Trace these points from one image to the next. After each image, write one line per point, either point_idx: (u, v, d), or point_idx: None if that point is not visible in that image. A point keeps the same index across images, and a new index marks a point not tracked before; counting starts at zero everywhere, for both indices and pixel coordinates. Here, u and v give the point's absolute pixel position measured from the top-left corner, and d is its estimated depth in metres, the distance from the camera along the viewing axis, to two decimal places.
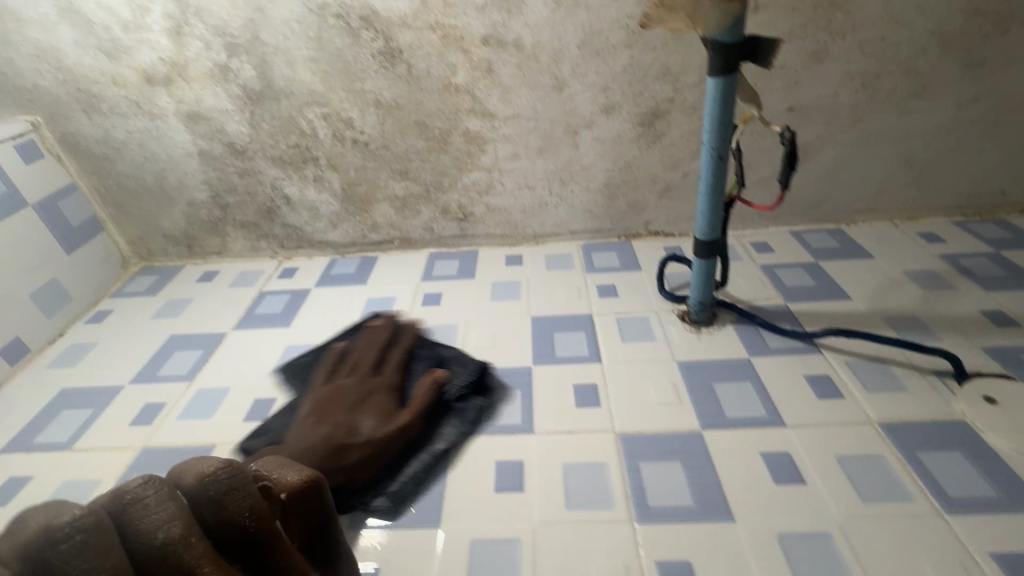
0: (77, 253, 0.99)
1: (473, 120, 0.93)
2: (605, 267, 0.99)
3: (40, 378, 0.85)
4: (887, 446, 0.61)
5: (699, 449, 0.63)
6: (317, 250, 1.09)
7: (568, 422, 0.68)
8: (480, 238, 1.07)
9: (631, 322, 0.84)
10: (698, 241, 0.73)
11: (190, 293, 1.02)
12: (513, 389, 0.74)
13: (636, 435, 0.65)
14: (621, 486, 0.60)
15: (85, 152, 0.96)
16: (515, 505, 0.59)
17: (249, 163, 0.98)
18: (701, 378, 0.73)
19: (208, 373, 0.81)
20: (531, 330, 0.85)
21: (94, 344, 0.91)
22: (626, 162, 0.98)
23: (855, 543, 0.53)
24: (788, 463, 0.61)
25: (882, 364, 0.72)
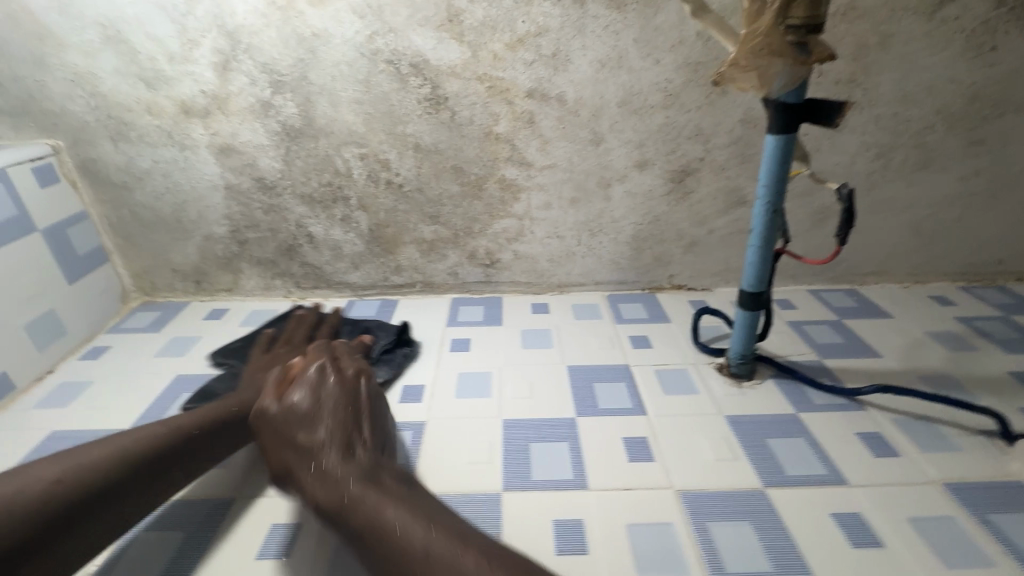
0: (79, 283, 0.92)
1: (509, 168, 0.94)
2: (634, 318, 0.98)
3: (26, 419, 0.76)
4: (956, 507, 0.60)
5: (766, 509, 0.60)
6: (334, 290, 1.06)
7: (623, 478, 0.64)
8: (505, 285, 1.06)
9: (669, 373, 0.83)
10: (746, 292, 0.74)
11: (197, 331, 0.96)
12: (558, 441, 0.70)
13: (697, 493, 0.62)
14: (693, 549, 0.56)
15: (104, 179, 0.92)
16: (581, 569, 0.54)
17: (276, 199, 0.95)
18: (753, 433, 0.71)
19: None
20: (568, 379, 0.82)
21: (89, 383, 0.83)
22: (656, 216, 0.99)
23: None
24: (859, 525, 0.58)
25: (930, 422, 0.72)
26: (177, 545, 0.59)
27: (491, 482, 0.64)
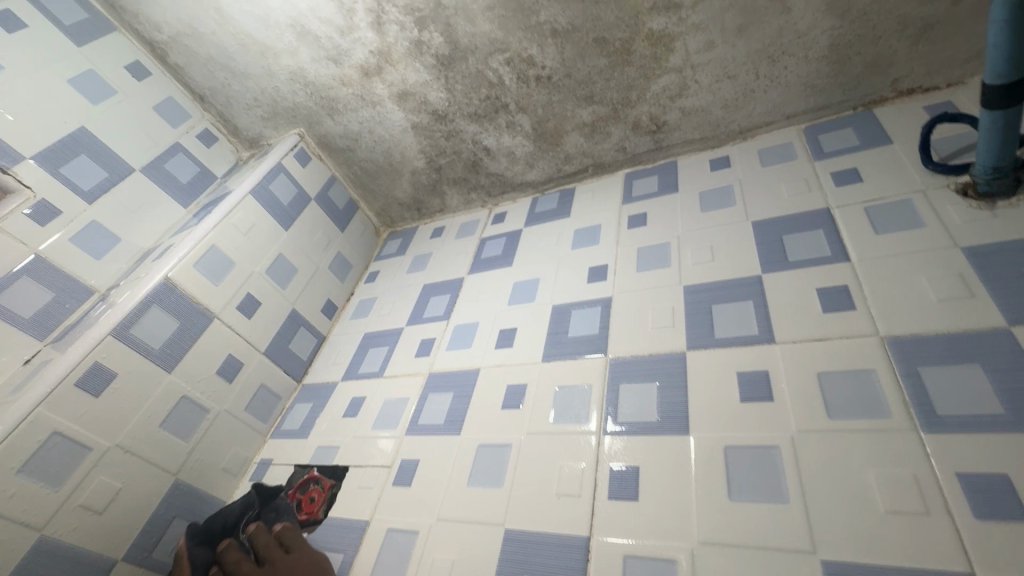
0: (347, 229, 1.26)
1: (657, 18, 0.85)
2: (841, 148, 0.83)
3: (347, 327, 1.12)
4: None
5: (1007, 349, 0.52)
6: (519, 192, 1.18)
7: (817, 328, 0.62)
8: (678, 147, 1.01)
9: (883, 209, 0.71)
10: (992, 87, 0.57)
11: (428, 248, 1.21)
12: (743, 299, 0.71)
13: (911, 338, 0.57)
14: (897, 393, 0.53)
15: (336, 147, 1.20)
16: (768, 412, 0.58)
17: (451, 125, 1.08)
18: (1002, 263, 0.58)
19: (459, 312, 0.98)
20: (753, 236, 0.78)
21: (375, 298, 1.16)
22: (862, 9, 0.78)
23: None
24: None
25: None
26: (451, 400, 0.81)
27: (676, 343, 0.70)
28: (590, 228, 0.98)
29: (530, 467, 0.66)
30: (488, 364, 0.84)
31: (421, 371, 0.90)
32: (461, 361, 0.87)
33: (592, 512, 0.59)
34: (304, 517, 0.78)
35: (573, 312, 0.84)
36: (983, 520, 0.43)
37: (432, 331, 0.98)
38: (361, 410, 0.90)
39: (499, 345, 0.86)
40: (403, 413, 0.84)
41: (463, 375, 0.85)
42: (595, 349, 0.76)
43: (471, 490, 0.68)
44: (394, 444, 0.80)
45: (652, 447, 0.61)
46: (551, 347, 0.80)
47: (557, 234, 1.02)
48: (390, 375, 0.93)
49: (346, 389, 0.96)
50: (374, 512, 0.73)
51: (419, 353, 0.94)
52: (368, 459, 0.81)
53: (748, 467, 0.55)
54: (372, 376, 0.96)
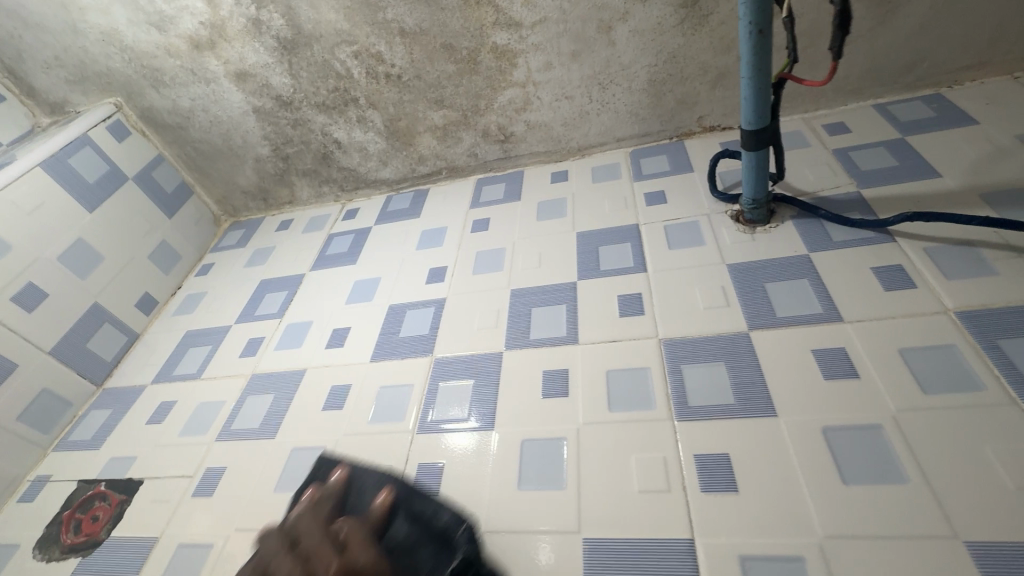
0: (176, 215, 1.13)
1: (499, 33, 0.89)
2: (655, 172, 0.94)
3: (168, 324, 1.01)
4: (960, 335, 0.56)
5: (744, 349, 0.62)
6: (373, 189, 1.15)
7: (613, 332, 0.69)
8: (525, 158, 1.06)
9: (678, 228, 0.81)
10: (746, 131, 0.68)
11: (272, 241, 1.14)
12: (558, 303, 0.76)
13: (680, 340, 0.66)
14: (662, 388, 0.61)
15: (164, 124, 1.08)
16: (560, 407, 0.63)
17: (297, 113, 1.03)
18: (752, 279, 0.70)
19: (295, 310, 0.93)
20: (575, 245, 0.85)
21: (205, 293, 1.06)
22: (671, 52, 0.89)
23: (909, 432, 0.50)
24: (841, 359, 0.58)
25: (968, 247, 0.64)
26: (270, 402, 0.77)
27: (495, 343, 0.74)
28: (437, 230, 1.00)
29: None
30: (316, 364, 0.81)
31: (244, 372, 0.84)
32: (289, 361, 0.83)
33: None
34: (80, 540, 0.69)
35: (408, 312, 0.84)
36: (706, 493, 0.51)
37: (263, 329, 0.92)
38: (168, 416, 0.81)
39: (331, 344, 0.83)
40: (215, 418, 0.78)
41: (289, 375, 0.81)
42: (421, 349, 0.77)
43: (277, 497, 0.65)
44: (200, 452, 0.74)
45: (459, 443, 0.63)
46: (381, 348, 0.80)
47: (405, 234, 1.01)
48: (208, 377, 0.86)
49: (156, 392, 0.87)
50: (166, 527, 0.66)
51: (245, 353, 0.88)
52: (168, 468, 0.73)
53: (537, 458, 0.59)
54: (188, 377, 0.88)
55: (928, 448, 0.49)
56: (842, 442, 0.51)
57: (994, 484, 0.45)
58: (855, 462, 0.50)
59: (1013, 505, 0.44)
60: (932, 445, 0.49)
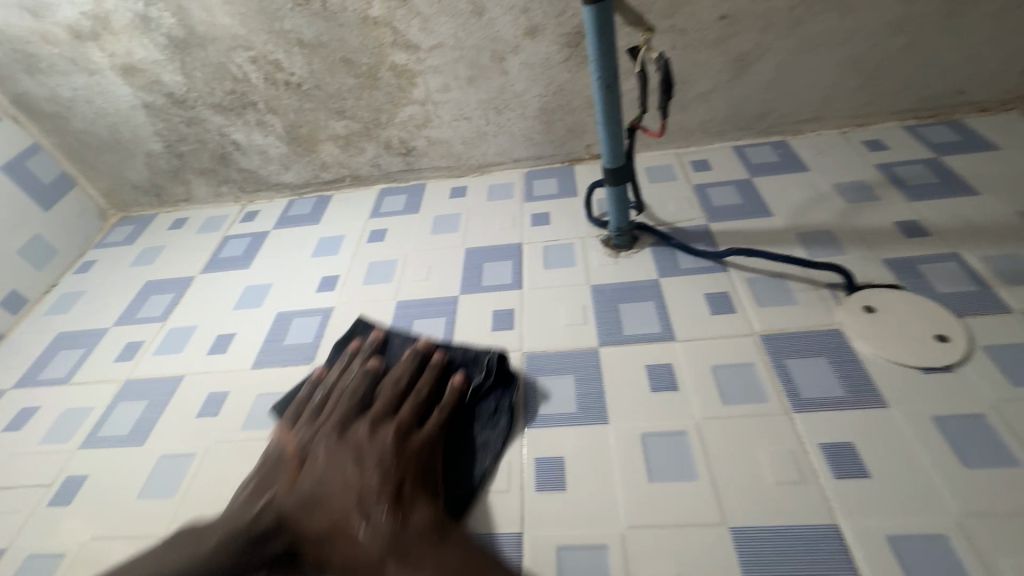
0: (54, 208, 1.07)
1: (398, 53, 0.93)
2: (544, 194, 1.02)
3: (38, 324, 0.96)
4: (759, 355, 0.67)
5: (591, 363, 0.70)
6: (275, 191, 1.15)
7: (483, 345, 0.76)
8: (427, 171, 1.10)
9: (555, 249, 0.89)
10: (607, 168, 0.76)
11: (163, 239, 1.10)
12: (439, 316, 0.81)
13: (541, 353, 0.73)
14: (518, 397, 0.68)
15: (40, 111, 1.03)
16: None
17: (192, 111, 1.01)
18: (609, 300, 0.78)
19: (180, 313, 0.92)
20: (462, 260, 0.90)
21: (83, 292, 1.01)
22: (559, 85, 0.97)
23: (707, 437, 0.60)
24: (667, 374, 0.67)
25: (780, 279, 0.76)
26: (143, 409, 0.77)
27: None
28: (335, 237, 1.02)
29: (207, 474, 0.66)
30: (196, 370, 0.81)
31: (118, 377, 0.82)
32: (167, 367, 0.82)
33: None
34: None
35: (295, 320, 0.86)
36: (539, 493, 0.58)
37: (143, 333, 0.90)
38: (28, 423, 0.78)
39: (213, 350, 0.84)
40: (82, 425, 0.76)
41: (166, 381, 0.80)
42: (304, 356, 0.79)
43: (139, 504, 0.65)
44: (61, 460, 0.72)
45: None
46: (265, 355, 0.81)
47: (303, 240, 1.03)
48: (77, 382, 0.83)
49: (17, 398, 0.83)
50: (15, 538, 0.65)
51: (121, 358, 0.86)
52: (23, 478, 0.71)
53: None
54: (55, 382, 0.84)
55: (718, 450, 0.59)
56: (654, 445, 0.60)
57: (759, 480, 0.56)
58: (662, 462, 0.59)
59: (770, 498, 0.54)
60: (721, 448, 0.59)
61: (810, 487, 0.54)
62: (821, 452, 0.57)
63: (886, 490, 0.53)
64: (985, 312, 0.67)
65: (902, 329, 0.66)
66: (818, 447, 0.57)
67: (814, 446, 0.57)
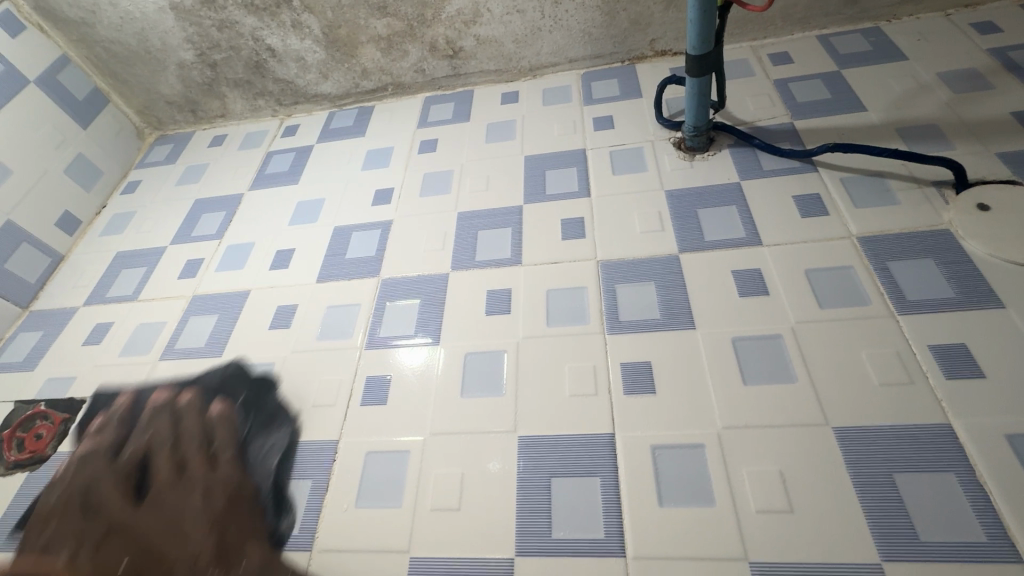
0: (93, 126, 1.04)
1: None
2: (605, 96, 0.94)
3: (96, 245, 0.96)
4: (858, 257, 0.63)
5: (672, 269, 0.67)
6: (314, 104, 1.08)
7: (554, 254, 0.72)
8: (474, 76, 1.02)
9: (623, 154, 0.83)
10: (692, 57, 0.69)
11: (205, 157, 1.07)
12: (504, 226, 0.78)
13: (616, 261, 0.70)
14: (597, 305, 0.66)
15: (65, 19, 0.97)
16: (502, 323, 0.67)
17: (223, 13, 0.94)
18: (687, 205, 0.74)
19: (234, 230, 0.90)
20: (522, 169, 0.85)
21: (134, 212, 1.00)
22: None
23: (803, 340, 0.58)
24: (756, 279, 0.64)
25: (879, 178, 0.70)
26: (215, 322, 0.77)
27: (442, 264, 0.75)
28: (383, 149, 0.97)
29: (290, 382, 0.67)
30: (261, 285, 0.80)
31: (185, 293, 0.83)
32: (231, 283, 0.82)
33: (344, 418, 0.63)
34: (26, 457, 0.69)
35: (353, 234, 0.83)
36: (628, 396, 0.57)
37: (201, 251, 0.89)
38: (106, 337, 0.80)
39: (274, 266, 0.82)
40: (158, 338, 0.77)
41: (232, 296, 0.80)
42: (368, 270, 0.77)
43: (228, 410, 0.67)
44: (144, 370, 0.74)
45: (405, 358, 0.66)
46: (328, 268, 0.79)
47: (349, 153, 0.98)
48: (145, 298, 0.84)
49: (90, 314, 0.84)
50: None
51: (183, 275, 0.85)
52: (112, 387, 0.73)
53: (478, 369, 0.63)
54: (123, 300, 0.85)
55: (816, 353, 0.56)
56: (747, 349, 0.58)
57: (863, 382, 0.53)
58: (757, 365, 0.57)
59: (876, 398, 0.52)
60: (820, 351, 0.56)
61: (920, 388, 0.52)
62: (930, 353, 0.54)
63: (1006, 390, 0.50)
64: None
65: (1023, 228, 0.61)
66: (927, 348, 0.54)
67: (922, 348, 0.54)
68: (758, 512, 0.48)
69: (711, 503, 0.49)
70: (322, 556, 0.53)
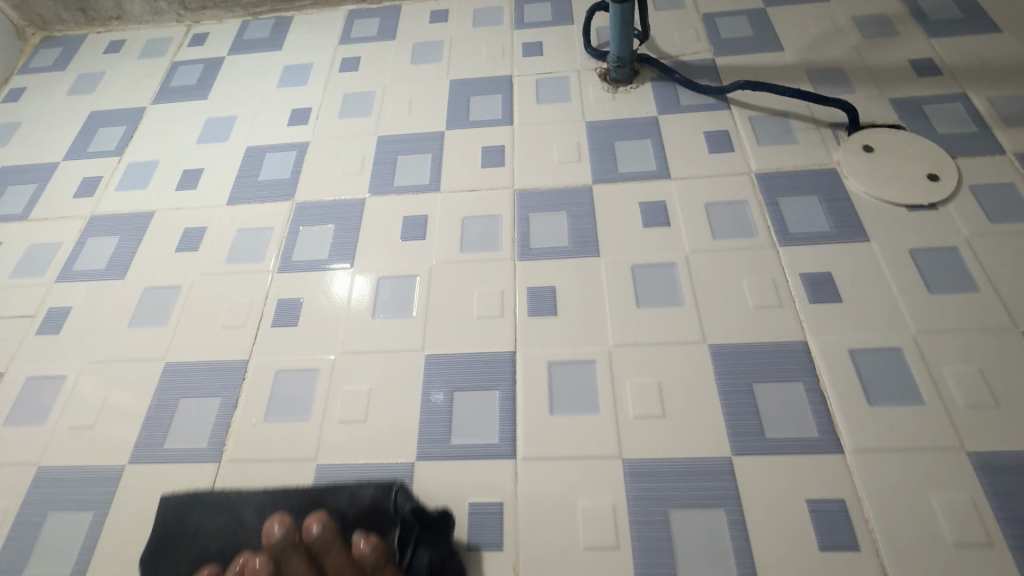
0: None
1: None
2: (537, 21, 0.91)
3: None
4: (753, 192, 0.67)
5: (584, 200, 0.69)
6: (225, 11, 1.00)
7: (473, 182, 0.73)
8: None
9: (549, 82, 0.82)
10: None
11: (100, 65, 0.96)
12: (424, 152, 0.77)
13: (532, 191, 0.71)
14: (510, 232, 0.68)
15: None
16: (417, 248, 0.68)
17: None
18: (605, 137, 0.75)
19: (136, 147, 0.84)
20: (447, 93, 0.83)
21: (19, 123, 0.90)
22: None
23: (694, 267, 0.62)
24: (660, 210, 0.67)
25: (783, 118, 0.73)
26: (116, 244, 0.73)
27: (359, 189, 0.74)
28: (301, 66, 0.90)
29: (197, 304, 0.66)
30: (166, 206, 0.76)
31: (82, 213, 0.77)
32: (133, 203, 0.77)
33: (254, 338, 0.63)
34: None
35: (267, 155, 0.80)
36: (531, 318, 0.61)
37: (99, 168, 0.82)
38: None
39: (181, 186, 0.78)
40: (53, 260, 0.73)
41: (134, 217, 0.76)
42: (282, 193, 0.75)
43: (132, 331, 0.65)
44: (40, 292, 0.70)
45: (318, 281, 0.66)
46: (239, 190, 0.76)
47: (265, 68, 0.91)
48: (37, 218, 0.78)
49: None
50: (10, 364, 0.65)
51: (79, 193, 0.79)
52: (4, 310, 0.69)
53: (390, 293, 0.64)
54: (12, 218, 0.79)
55: (704, 279, 0.61)
56: (644, 275, 0.62)
57: (740, 306, 0.59)
58: (650, 290, 0.61)
59: (748, 319, 0.58)
60: (707, 278, 0.61)
61: (786, 311, 0.58)
62: (800, 281, 0.60)
63: (857, 313, 0.57)
64: (979, 153, 0.67)
65: (897, 168, 0.66)
66: (798, 276, 0.60)
67: (795, 276, 0.60)
68: (635, 417, 0.54)
69: (596, 411, 0.54)
70: (230, 466, 0.55)
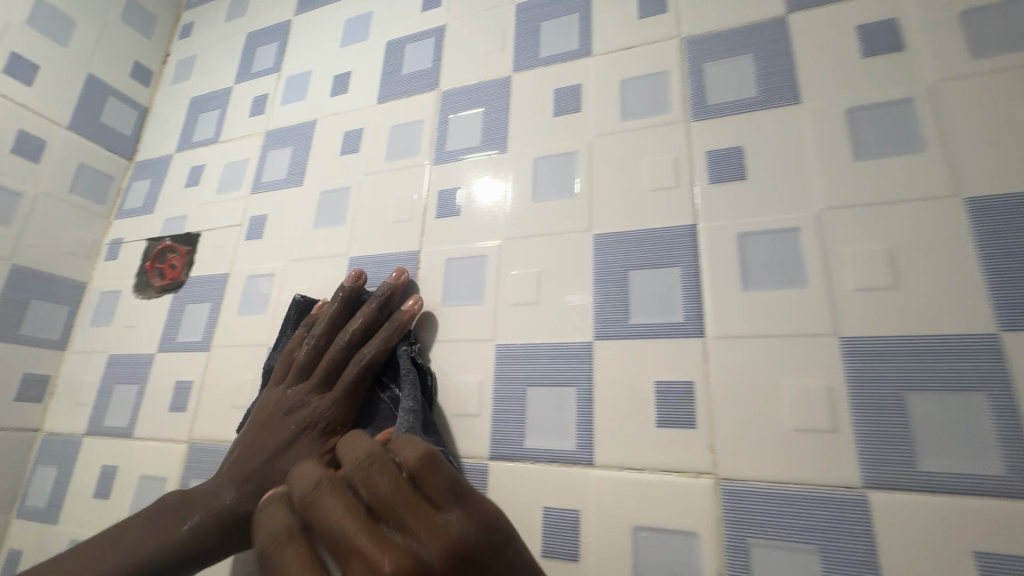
0: None
1: None
2: None
3: (171, 93, 0.98)
4: None
5: (776, 36, 0.56)
6: None
7: (630, 37, 0.62)
8: None
9: None
10: None
11: None
12: (570, 13, 0.67)
13: (706, 36, 0.59)
14: (681, 90, 0.58)
15: None
16: (572, 122, 0.62)
17: None
18: None
19: (290, 61, 0.87)
20: None
21: (196, 56, 0.99)
22: None
23: (943, 100, 0.47)
24: (888, 32, 0.51)
25: None
26: (291, 154, 0.79)
27: (503, 67, 0.69)
28: None
29: (367, 201, 0.69)
30: (325, 113, 0.79)
31: (259, 130, 0.84)
32: (298, 115, 0.81)
33: (421, 230, 0.65)
34: (167, 282, 0.80)
35: (406, 47, 0.77)
36: (713, 185, 0.53)
37: (265, 86, 0.88)
38: (203, 178, 0.86)
39: (335, 91, 0.80)
40: (245, 176, 0.81)
41: (300, 127, 0.80)
42: (427, 83, 0.73)
43: (318, 231, 0.71)
44: (241, 204, 0.80)
45: (474, 167, 0.65)
46: (386, 87, 0.76)
47: None
48: (226, 140, 0.87)
49: (184, 159, 0.89)
50: (232, 265, 0.76)
51: (253, 112, 0.86)
52: (218, 222, 0.80)
53: (548, 172, 0.61)
54: (207, 143, 0.89)
55: (957, 113, 0.46)
56: (864, 120, 0.49)
57: (1017, 142, 0.44)
58: (874, 138, 0.48)
59: None
60: (962, 111, 0.46)
61: None
62: None
63: None
64: None
65: None
66: None
67: None
68: (855, 290, 0.45)
69: (803, 285, 0.46)
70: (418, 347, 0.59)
